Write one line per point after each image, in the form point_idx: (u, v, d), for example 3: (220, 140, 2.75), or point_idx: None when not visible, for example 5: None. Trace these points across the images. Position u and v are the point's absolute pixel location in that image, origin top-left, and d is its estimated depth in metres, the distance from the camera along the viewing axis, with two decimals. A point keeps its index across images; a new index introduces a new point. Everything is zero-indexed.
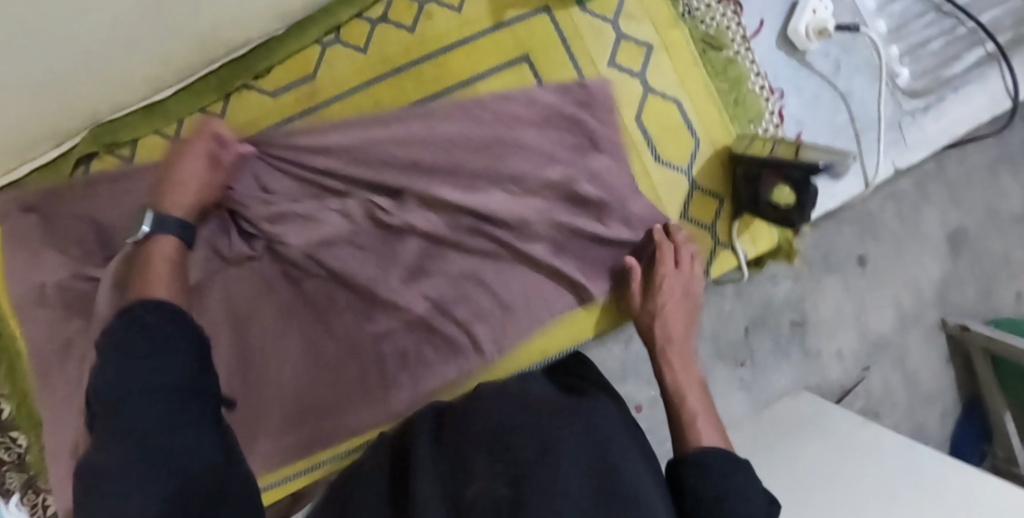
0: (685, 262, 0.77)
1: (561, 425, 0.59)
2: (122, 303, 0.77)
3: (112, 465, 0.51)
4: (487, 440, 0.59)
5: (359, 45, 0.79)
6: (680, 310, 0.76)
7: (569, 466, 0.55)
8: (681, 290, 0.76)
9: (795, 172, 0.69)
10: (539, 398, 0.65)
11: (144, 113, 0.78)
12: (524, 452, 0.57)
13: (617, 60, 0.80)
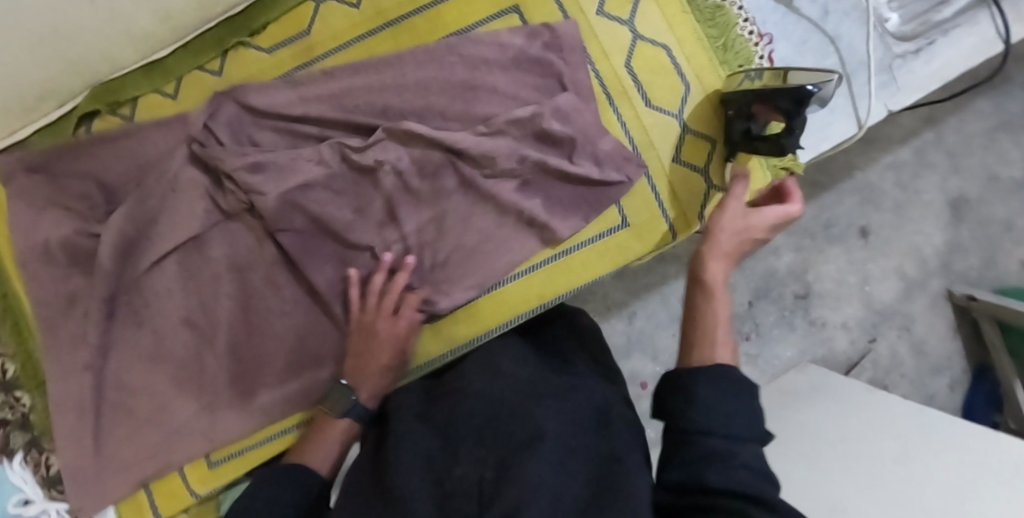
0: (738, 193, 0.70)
1: (552, 417, 0.55)
2: (124, 257, 0.77)
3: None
4: (476, 430, 0.55)
5: (352, 1, 0.80)
6: (732, 235, 0.68)
7: (553, 452, 0.52)
8: (729, 216, 0.69)
9: (784, 100, 0.69)
10: (527, 386, 0.61)
11: (145, 71, 0.79)
12: (515, 436, 0.53)
13: (605, 9, 0.82)
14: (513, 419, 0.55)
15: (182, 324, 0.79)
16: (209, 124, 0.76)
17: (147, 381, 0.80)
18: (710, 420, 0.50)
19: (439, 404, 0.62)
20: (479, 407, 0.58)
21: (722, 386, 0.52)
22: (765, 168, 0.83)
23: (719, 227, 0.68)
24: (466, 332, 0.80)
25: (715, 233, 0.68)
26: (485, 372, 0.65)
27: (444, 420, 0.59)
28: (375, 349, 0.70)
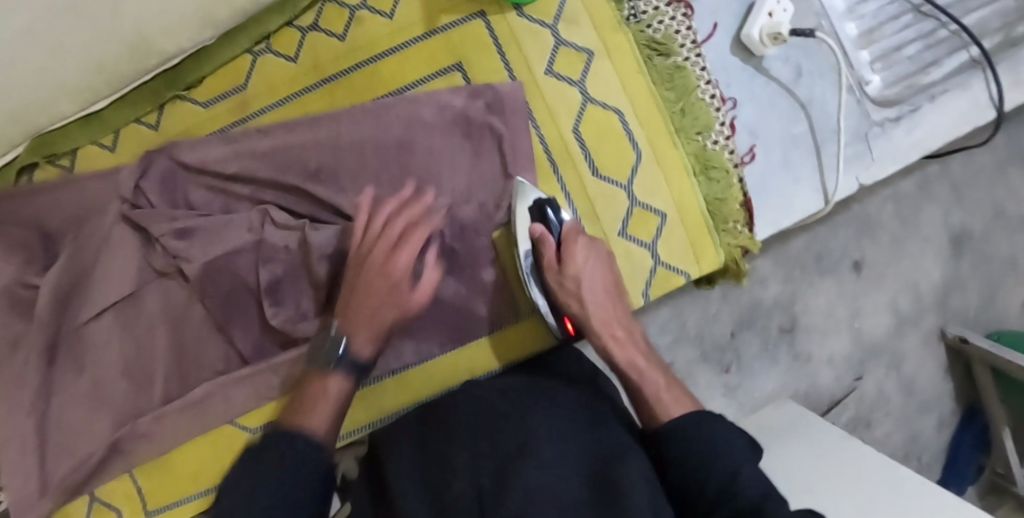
0: (581, 273, 0.71)
1: (554, 430, 0.57)
2: (62, 306, 0.77)
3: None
4: (479, 442, 0.56)
5: (290, 54, 0.79)
6: (608, 294, 0.73)
7: (558, 463, 0.53)
8: (599, 287, 0.72)
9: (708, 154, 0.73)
10: (533, 399, 0.62)
11: (82, 123, 0.78)
12: (505, 444, 0.55)
13: (554, 68, 0.77)
14: (518, 426, 0.56)
15: (120, 375, 0.78)
16: (141, 184, 0.75)
17: (89, 426, 0.78)
18: (727, 469, 0.56)
19: (436, 422, 0.63)
20: (478, 417, 0.59)
21: (729, 438, 0.59)
22: (717, 246, 0.77)
23: (603, 306, 0.71)
24: (387, 402, 0.78)
25: (599, 320, 0.71)
26: (486, 390, 0.65)
27: (437, 440, 0.59)
28: (372, 319, 0.69)
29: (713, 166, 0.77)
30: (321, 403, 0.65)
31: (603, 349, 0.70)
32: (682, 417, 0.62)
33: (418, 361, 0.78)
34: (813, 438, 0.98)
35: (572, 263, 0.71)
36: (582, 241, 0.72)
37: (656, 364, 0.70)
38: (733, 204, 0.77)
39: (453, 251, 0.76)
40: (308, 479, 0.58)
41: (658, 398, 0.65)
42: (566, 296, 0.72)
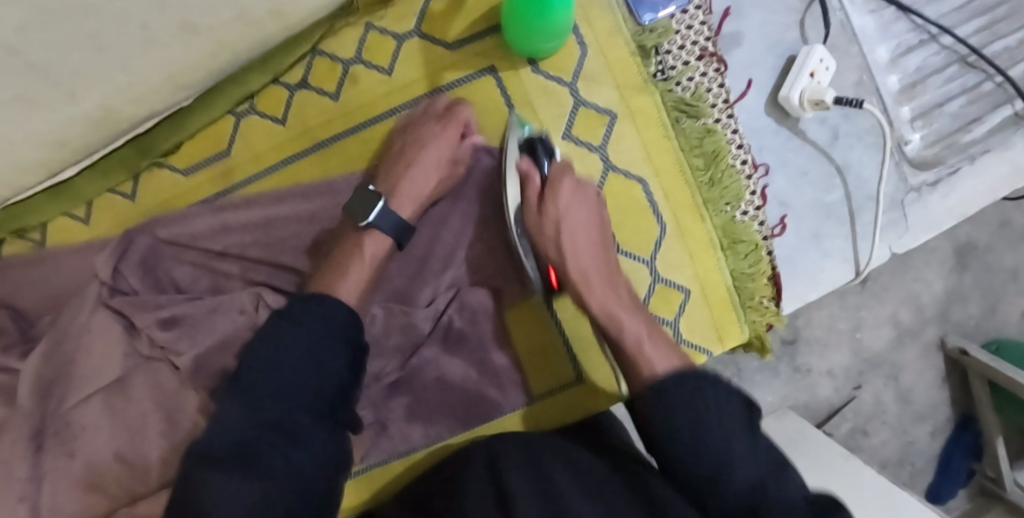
0: (561, 216, 0.64)
1: (565, 473, 0.55)
2: (45, 393, 0.72)
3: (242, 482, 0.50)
4: (487, 496, 0.54)
5: (277, 115, 0.71)
6: (610, 291, 0.65)
7: (583, 504, 0.50)
8: (584, 222, 0.65)
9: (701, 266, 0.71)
10: (531, 448, 0.60)
11: (48, 196, 0.71)
12: (512, 491, 0.53)
13: (573, 132, 0.71)
14: (520, 478, 0.54)
15: (113, 459, 0.73)
16: (120, 267, 0.69)
17: (78, 513, 0.72)
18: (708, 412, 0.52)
19: (441, 492, 0.61)
20: (487, 471, 0.57)
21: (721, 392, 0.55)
22: (743, 323, 0.73)
23: (581, 257, 0.64)
24: (393, 481, 0.75)
25: (583, 272, 0.64)
26: (489, 448, 0.62)
27: (446, 497, 0.58)
28: (411, 186, 0.66)
29: (741, 240, 0.73)
30: (355, 268, 0.63)
31: (579, 299, 0.65)
32: (674, 376, 0.55)
33: (426, 444, 0.74)
34: (817, 460, 0.95)
35: (553, 200, 0.64)
36: (568, 183, 0.65)
37: (637, 312, 0.64)
38: (760, 279, 0.73)
39: (462, 334, 0.72)
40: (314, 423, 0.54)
41: (649, 355, 0.59)
42: (545, 240, 0.65)
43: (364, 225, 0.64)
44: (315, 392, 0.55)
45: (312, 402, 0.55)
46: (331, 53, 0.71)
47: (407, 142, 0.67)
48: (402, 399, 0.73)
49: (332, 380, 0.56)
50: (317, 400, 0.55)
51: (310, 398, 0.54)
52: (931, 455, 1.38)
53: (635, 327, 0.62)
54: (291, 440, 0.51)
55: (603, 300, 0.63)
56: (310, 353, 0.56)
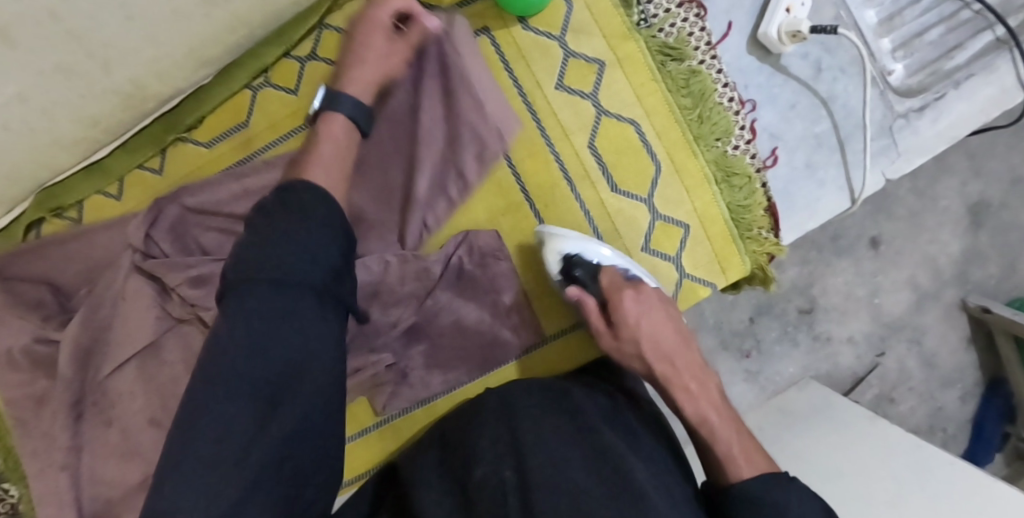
0: (634, 331, 0.66)
1: (572, 439, 0.56)
2: (83, 363, 0.76)
3: (249, 294, 0.53)
4: (502, 449, 0.56)
5: (289, 87, 0.77)
6: (669, 337, 0.67)
7: (593, 477, 0.52)
8: (670, 337, 0.67)
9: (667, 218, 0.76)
10: (547, 405, 0.60)
11: (85, 174, 0.77)
12: (533, 453, 0.54)
13: (565, 81, 0.75)
14: (539, 442, 0.55)
15: (148, 425, 0.77)
16: (152, 233, 0.74)
17: (119, 481, 0.78)
18: (776, 501, 0.53)
19: (456, 426, 0.63)
20: (500, 431, 0.58)
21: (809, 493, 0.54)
22: (743, 254, 0.77)
23: (670, 359, 0.65)
24: (416, 428, 0.78)
25: (671, 369, 0.65)
26: (502, 399, 0.62)
27: (463, 430, 0.62)
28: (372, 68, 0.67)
29: (734, 173, 0.76)
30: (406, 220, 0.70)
31: (673, 404, 0.65)
32: (763, 483, 0.54)
33: (445, 390, 0.77)
34: (840, 423, 0.94)
35: (624, 321, 0.67)
36: (630, 295, 0.68)
37: (731, 419, 0.62)
38: (757, 210, 0.77)
39: (473, 278, 0.75)
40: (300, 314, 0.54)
41: (731, 457, 0.58)
42: (630, 359, 0.67)
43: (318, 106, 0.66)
44: (317, 269, 0.56)
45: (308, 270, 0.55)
46: (337, 26, 0.77)
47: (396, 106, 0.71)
48: (420, 346, 0.75)
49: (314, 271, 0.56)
50: (315, 243, 0.56)
51: (314, 276, 0.55)
52: (963, 421, 1.30)
53: (726, 435, 0.60)
54: (278, 316, 0.53)
55: (688, 391, 0.63)
56: (313, 248, 0.56)
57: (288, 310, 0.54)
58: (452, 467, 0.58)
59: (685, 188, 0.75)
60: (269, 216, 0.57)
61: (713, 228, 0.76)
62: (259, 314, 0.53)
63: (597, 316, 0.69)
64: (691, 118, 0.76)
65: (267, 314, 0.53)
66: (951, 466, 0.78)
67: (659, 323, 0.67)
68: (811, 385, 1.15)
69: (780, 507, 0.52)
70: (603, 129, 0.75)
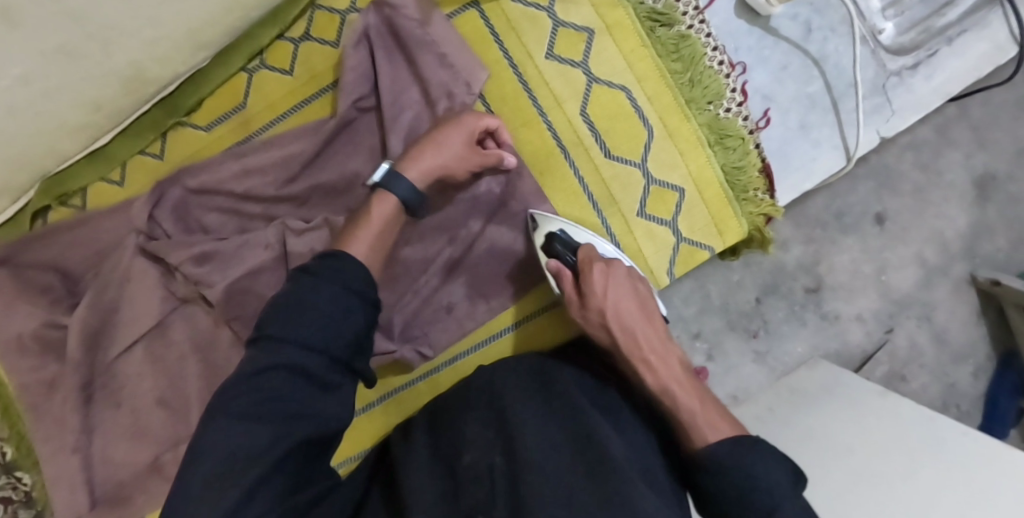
0: (598, 298, 0.67)
1: (559, 426, 0.58)
2: (92, 346, 0.78)
3: (300, 292, 0.58)
4: (490, 437, 0.57)
5: (285, 67, 0.80)
6: (635, 308, 0.68)
7: (576, 459, 0.54)
8: (635, 310, 0.67)
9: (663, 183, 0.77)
10: (535, 393, 0.62)
11: (90, 160, 0.79)
12: (520, 436, 0.55)
13: (555, 51, 0.76)
14: (526, 427, 0.56)
15: (156, 405, 0.79)
16: (155, 213, 0.77)
17: (130, 462, 0.79)
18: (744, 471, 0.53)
19: (445, 411, 0.66)
20: (489, 422, 0.60)
21: (772, 455, 0.54)
22: (740, 216, 0.77)
23: (631, 328, 0.66)
24: (419, 402, 0.80)
25: (632, 340, 0.65)
26: (488, 388, 0.64)
27: (451, 419, 0.63)
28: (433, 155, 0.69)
29: (728, 135, 0.78)
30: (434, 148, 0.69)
31: (635, 376, 0.65)
32: (729, 454, 0.55)
33: (448, 361, 0.80)
34: (850, 401, 0.92)
35: (590, 290, 0.68)
36: (597, 266, 0.69)
37: (692, 388, 0.63)
38: (752, 171, 0.78)
39: (470, 252, 0.77)
40: (336, 306, 0.58)
41: (691, 414, 0.60)
42: (593, 326, 0.69)
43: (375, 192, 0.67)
44: (351, 298, 0.59)
45: (342, 286, 0.59)
46: (328, 7, 0.80)
47: (384, 86, 0.75)
48: (422, 322, 0.77)
49: (351, 274, 0.60)
50: (350, 283, 0.60)
51: (350, 287, 0.60)
52: (977, 397, 1.29)
53: (690, 402, 0.61)
54: (317, 304, 0.57)
55: (648, 362, 0.64)
56: (343, 281, 0.59)
57: (331, 298, 0.58)
58: (439, 452, 0.60)
59: (680, 153, 0.77)
60: (324, 258, 0.61)
61: (710, 191, 0.77)
62: (303, 305, 0.57)
63: (567, 282, 0.70)
64: (683, 82, 0.77)
65: (315, 308, 0.57)
66: (962, 436, 0.78)
67: (623, 287, 0.69)
68: (819, 363, 1.14)
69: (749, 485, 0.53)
70: (593, 96, 0.76)
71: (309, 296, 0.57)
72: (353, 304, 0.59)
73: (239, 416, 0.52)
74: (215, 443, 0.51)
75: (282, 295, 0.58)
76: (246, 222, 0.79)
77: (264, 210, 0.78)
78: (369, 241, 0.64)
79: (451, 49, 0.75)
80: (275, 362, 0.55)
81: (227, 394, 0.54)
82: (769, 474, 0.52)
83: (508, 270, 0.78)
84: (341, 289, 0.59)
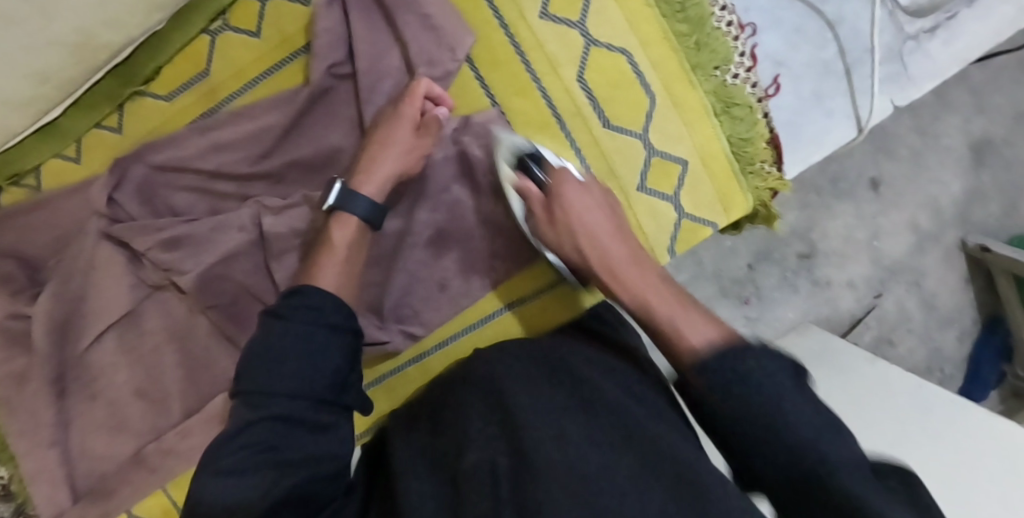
0: (571, 224, 0.66)
1: (570, 415, 0.55)
2: (60, 337, 0.73)
3: (275, 339, 0.56)
4: (493, 432, 0.55)
5: (251, 29, 0.72)
6: (613, 237, 0.66)
7: (614, 490, 0.48)
8: (605, 226, 0.66)
9: (665, 155, 0.72)
10: (541, 379, 0.59)
11: (40, 137, 0.72)
12: (531, 430, 0.53)
13: (551, 11, 0.70)
14: (532, 421, 0.53)
15: (134, 397, 0.75)
16: (116, 196, 0.71)
17: (110, 454, 0.76)
18: (770, 413, 0.47)
19: (444, 401, 0.62)
20: (492, 413, 0.56)
21: (786, 367, 0.49)
22: (746, 191, 0.74)
23: (608, 266, 0.65)
24: (410, 388, 0.76)
25: (603, 268, 0.65)
26: (493, 383, 0.60)
27: (449, 411, 0.60)
28: (380, 160, 0.65)
29: (735, 104, 0.72)
30: (384, 149, 0.65)
31: (609, 295, 0.65)
32: (715, 350, 0.52)
33: (439, 347, 0.75)
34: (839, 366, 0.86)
35: (563, 209, 0.66)
36: (573, 184, 0.67)
37: (672, 292, 0.61)
38: (759, 143, 0.73)
39: (456, 231, 0.72)
40: (312, 342, 0.56)
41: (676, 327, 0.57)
42: (563, 246, 0.67)
43: (328, 208, 0.64)
44: (329, 331, 0.58)
45: (319, 320, 0.58)
46: None
47: (362, 53, 0.69)
48: (409, 306, 0.73)
49: (323, 305, 0.59)
50: (322, 319, 0.58)
51: (326, 322, 0.58)
52: (961, 360, 1.30)
53: (668, 309, 0.59)
54: (295, 346, 0.56)
55: (620, 279, 0.64)
56: (317, 317, 0.58)
57: (306, 335, 0.56)
58: (437, 449, 0.57)
59: (685, 124, 0.72)
60: (294, 293, 0.59)
61: (716, 165, 0.73)
62: (279, 348, 0.55)
63: (533, 195, 0.68)
64: (689, 44, 0.71)
65: (291, 348, 0.55)
66: (953, 408, 0.75)
67: (589, 197, 0.67)
68: (808, 327, 1.13)
69: (744, 376, 0.49)
70: (591, 63, 0.71)
71: (283, 339, 0.56)
72: (330, 333, 0.58)
73: (227, 472, 0.51)
74: (206, 500, 0.51)
75: (260, 337, 0.57)
76: (216, 203, 0.73)
77: (237, 191, 0.73)
78: (337, 270, 0.62)
79: (436, 10, 0.68)
80: (261, 415, 0.54)
81: (217, 450, 0.53)
82: (802, 413, 0.47)
83: (493, 246, 0.73)
84: (315, 324, 0.57)
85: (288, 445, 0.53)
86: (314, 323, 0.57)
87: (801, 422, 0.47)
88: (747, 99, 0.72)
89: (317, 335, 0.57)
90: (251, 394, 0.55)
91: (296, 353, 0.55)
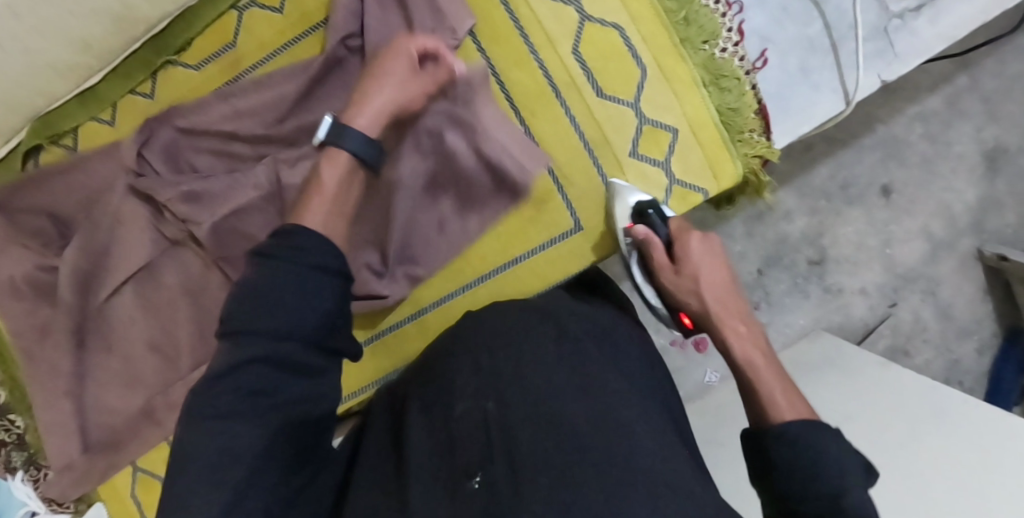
0: (695, 267, 0.64)
1: (560, 371, 0.54)
2: (83, 289, 0.77)
3: (264, 282, 0.49)
4: (481, 382, 0.55)
5: (275, 5, 0.78)
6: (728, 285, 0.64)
7: (591, 433, 0.48)
8: (722, 275, 0.64)
9: (654, 122, 0.75)
10: (530, 339, 0.58)
11: (79, 101, 0.78)
12: (520, 389, 0.52)
13: None
14: (523, 377, 0.53)
15: (148, 349, 0.79)
16: (144, 153, 0.76)
17: (122, 406, 0.79)
18: (836, 478, 0.46)
19: (435, 358, 0.63)
20: (483, 364, 0.56)
21: (857, 465, 0.48)
22: (735, 159, 0.77)
23: (723, 316, 0.61)
24: (407, 345, 0.79)
25: (716, 308, 0.62)
26: (473, 334, 0.62)
27: (439, 366, 0.61)
28: (372, 92, 0.63)
29: (723, 76, 0.76)
30: (377, 82, 0.63)
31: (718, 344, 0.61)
32: (802, 429, 0.50)
33: (436, 304, 0.78)
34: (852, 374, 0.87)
35: (682, 257, 0.66)
36: (694, 236, 0.66)
37: (770, 353, 0.59)
38: (747, 113, 0.77)
39: (456, 194, 0.76)
40: (297, 286, 0.49)
41: (772, 399, 0.54)
42: (682, 292, 0.65)
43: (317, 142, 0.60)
44: (322, 277, 0.51)
45: (306, 264, 0.51)
46: None
47: (371, 28, 0.74)
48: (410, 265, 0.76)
49: (310, 248, 0.52)
50: (313, 266, 0.51)
51: (317, 271, 0.51)
52: (982, 374, 1.26)
53: (771, 380, 0.55)
54: (290, 288, 0.49)
55: (726, 326, 0.61)
56: (307, 263, 0.51)
57: (296, 280, 0.50)
58: (427, 403, 0.57)
59: (675, 94, 0.75)
60: (283, 235, 0.52)
61: (705, 133, 0.76)
62: (267, 290, 0.49)
63: (657, 250, 0.68)
64: (678, 19, 0.75)
65: (278, 291, 0.48)
66: (963, 408, 0.74)
67: (714, 262, 0.65)
68: (822, 335, 1.10)
69: (813, 447, 0.48)
70: (587, 37, 0.75)
71: (276, 278, 0.49)
72: (319, 278, 0.51)
73: (218, 420, 0.46)
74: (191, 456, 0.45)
75: (245, 277, 0.50)
76: (234, 160, 0.78)
77: (254, 150, 0.77)
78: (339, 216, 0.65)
79: None
80: (253, 356, 0.48)
81: (200, 395, 0.47)
82: (839, 452, 0.48)
83: (493, 211, 0.76)
84: (306, 266, 0.51)
85: (282, 396, 0.49)
86: (312, 265, 0.51)
87: (848, 495, 0.46)
88: (734, 71, 0.76)
89: (307, 282, 0.50)
90: (238, 334, 0.48)
91: (287, 295, 0.49)
